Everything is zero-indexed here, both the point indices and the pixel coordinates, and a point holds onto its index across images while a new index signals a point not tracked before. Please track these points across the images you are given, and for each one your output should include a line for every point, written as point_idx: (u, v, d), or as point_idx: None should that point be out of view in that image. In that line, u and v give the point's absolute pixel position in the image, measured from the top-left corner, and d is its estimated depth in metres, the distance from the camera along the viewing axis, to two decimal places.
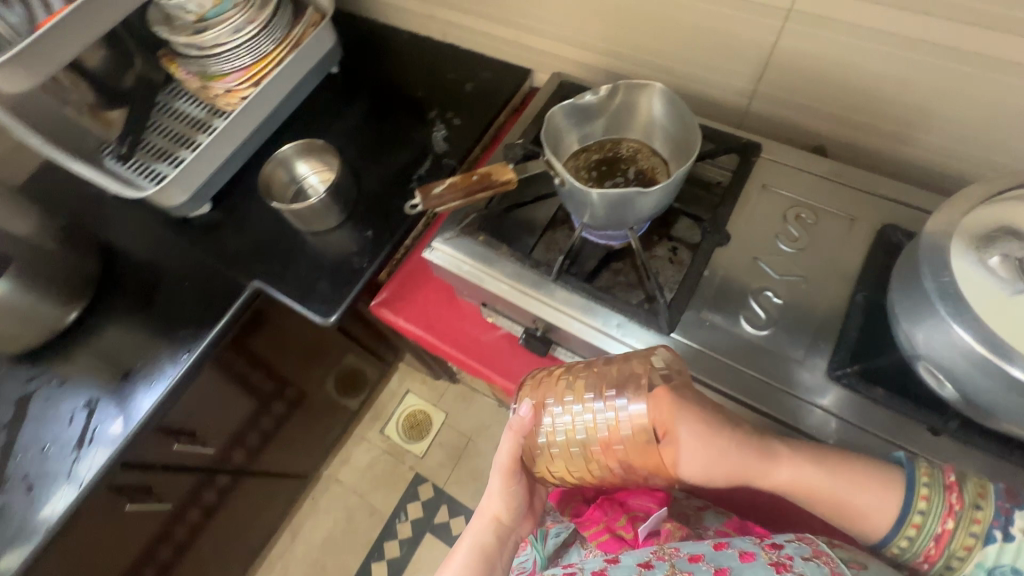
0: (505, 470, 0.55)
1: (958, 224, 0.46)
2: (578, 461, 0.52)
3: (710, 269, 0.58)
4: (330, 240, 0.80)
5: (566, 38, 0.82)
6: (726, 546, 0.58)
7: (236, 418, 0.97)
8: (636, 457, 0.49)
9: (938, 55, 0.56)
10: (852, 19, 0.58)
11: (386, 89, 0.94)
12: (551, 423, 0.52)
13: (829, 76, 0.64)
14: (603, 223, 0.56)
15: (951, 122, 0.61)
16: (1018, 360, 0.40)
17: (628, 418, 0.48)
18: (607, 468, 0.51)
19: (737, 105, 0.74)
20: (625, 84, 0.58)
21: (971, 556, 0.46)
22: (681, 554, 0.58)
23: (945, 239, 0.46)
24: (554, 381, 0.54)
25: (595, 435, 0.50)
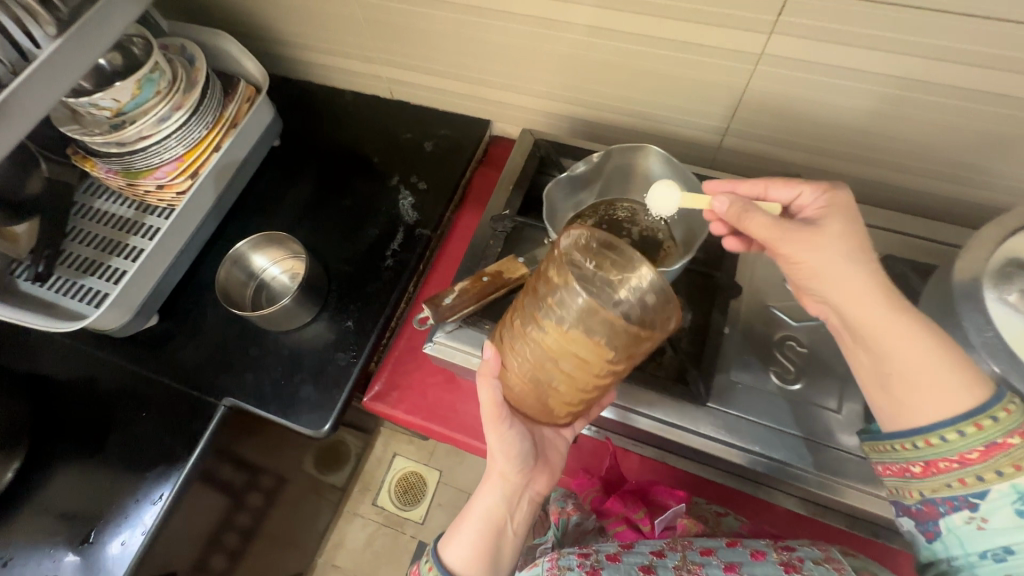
0: (493, 427, 0.53)
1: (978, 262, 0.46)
2: (555, 373, 0.45)
3: (729, 325, 0.58)
4: (306, 336, 0.73)
5: (527, 89, 0.79)
6: (737, 544, 0.55)
7: (207, 526, 0.76)
8: (588, 333, 0.42)
9: (909, 88, 0.57)
10: (827, 61, 0.58)
11: (338, 157, 0.87)
12: (510, 354, 0.47)
13: (801, 111, 0.65)
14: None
15: (920, 145, 0.63)
16: None
17: (564, 306, 0.42)
18: (586, 358, 0.43)
19: (710, 143, 0.74)
20: (617, 148, 0.57)
21: (1014, 477, 0.39)
22: (695, 545, 0.56)
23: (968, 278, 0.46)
24: (508, 321, 0.48)
25: (554, 336, 0.43)
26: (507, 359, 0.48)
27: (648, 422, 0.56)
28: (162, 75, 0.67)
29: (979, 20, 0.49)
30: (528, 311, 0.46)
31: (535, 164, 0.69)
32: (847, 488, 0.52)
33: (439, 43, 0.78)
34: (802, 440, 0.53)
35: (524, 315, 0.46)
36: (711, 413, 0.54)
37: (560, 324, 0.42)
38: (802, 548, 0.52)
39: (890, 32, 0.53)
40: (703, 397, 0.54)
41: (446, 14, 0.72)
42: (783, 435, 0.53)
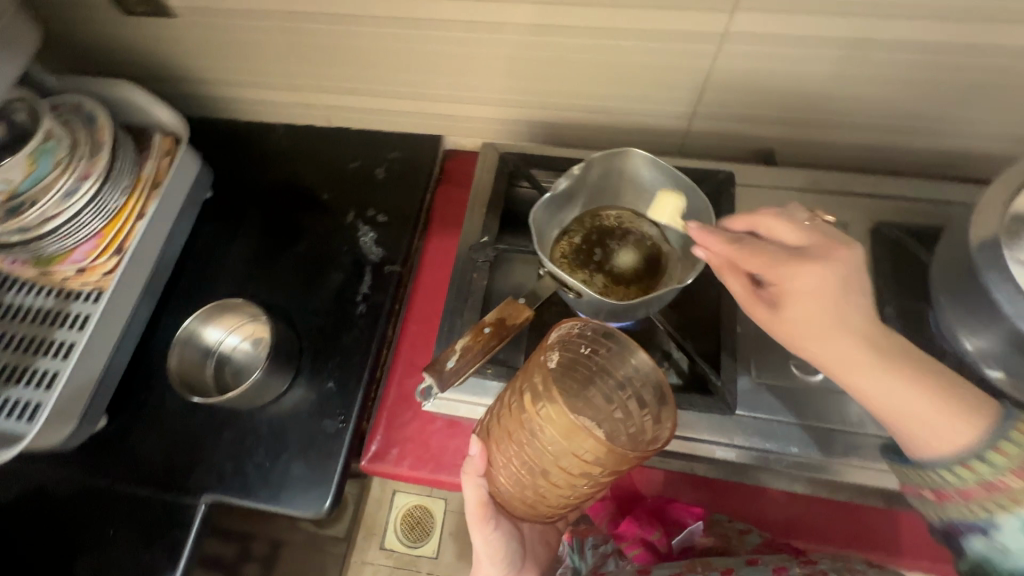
0: (476, 528, 0.49)
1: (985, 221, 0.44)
2: (540, 477, 0.44)
3: (740, 324, 0.56)
4: (285, 407, 0.65)
5: (479, 98, 0.74)
6: (758, 560, 0.48)
7: None
8: (567, 451, 0.40)
9: (875, 51, 0.56)
10: (796, 32, 0.56)
11: (283, 199, 0.79)
12: (497, 450, 0.46)
13: (770, 87, 0.62)
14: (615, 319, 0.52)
15: (889, 105, 0.62)
16: None
17: (547, 418, 0.40)
18: (575, 469, 0.41)
19: (678, 129, 0.71)
20: (597, 158, 0.52)
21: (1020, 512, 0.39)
22: (715, 565, 0.48)
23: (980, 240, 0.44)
24: (496, 413, 0.46)
25: (539, 444, 0.42)
26: (497, 456, 0.46)
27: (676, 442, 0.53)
28: (59, 144, 0.60)
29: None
30: (514, 416, 0.43)
31: (504, 181, 0.64)
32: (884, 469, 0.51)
33: (377, 61, 0.71)
34: (832, 431, 0.52)
35: (511, 418, 0.44)
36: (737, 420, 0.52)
37: (544, 435, 0.41)
38: (827, 561, 0.46)
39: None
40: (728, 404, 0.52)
41: (383, 29, 0.66)
42: (812, 430, 0.52)
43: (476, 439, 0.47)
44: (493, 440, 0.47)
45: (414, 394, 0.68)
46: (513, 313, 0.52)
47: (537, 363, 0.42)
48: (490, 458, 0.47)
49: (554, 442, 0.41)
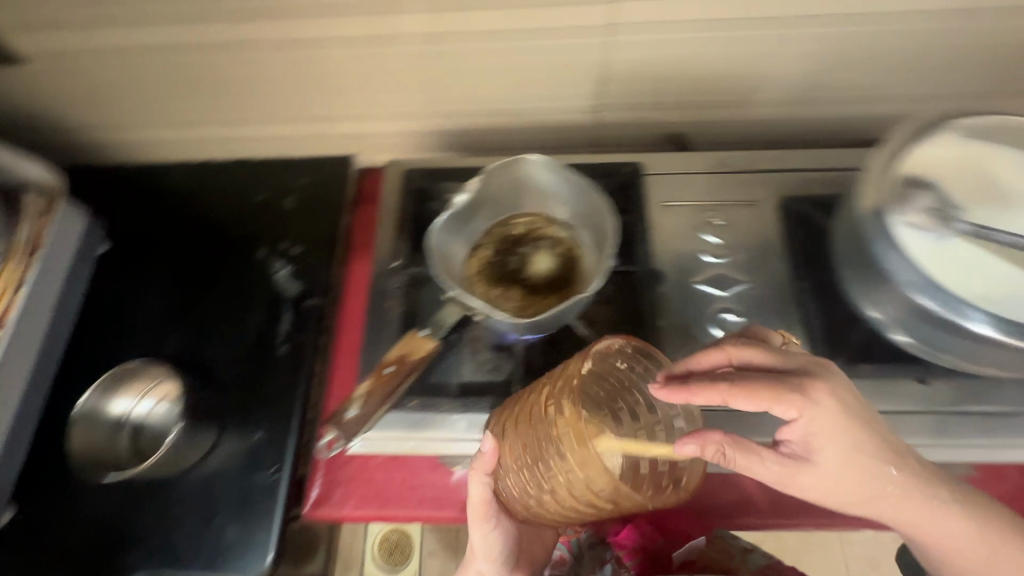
0: (476, 524, 0.48)
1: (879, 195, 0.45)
2: (546, 493, 0.43)
3: (664, 316, 0.53)
4: (211, 466, 0.61)
5: (381, 113, 0.71)
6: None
7: None
8: (587, 484, 0.40)
9: (760, 27, 0.56)
10: (684, 16, 0.56)
11: (187, 242, 0.74)
12: (509, 459, 0.45)
13: (667, 73, 0.62)
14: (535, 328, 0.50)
15: (784, 79, 0.62)
16: (970, 312, 0.42)
17: (574, 447, 0.40)
18: (586, 497, 0.41)
19: (587, 123, 0.70)
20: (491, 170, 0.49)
21: None
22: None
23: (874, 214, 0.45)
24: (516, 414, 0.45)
25: (556, 465, 0.41)
26: (510, 460, 0.45)
27: None
28: None
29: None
30: (538, 426, 0.42)
31: (412, 199, 0.61)
32: None
33: (266, 86, 0.67)
34: None
35: (533, 430, 0.42)
36: None
37: (564, 458, 0.41)
38: None
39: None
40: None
41: (269, 52, 0.62)
42: None
43: (490, 436, 0.45)
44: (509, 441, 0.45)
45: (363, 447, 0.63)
46: (412, 349, 0.53)
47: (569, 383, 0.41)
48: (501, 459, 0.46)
49: (573, 469, 0.40)
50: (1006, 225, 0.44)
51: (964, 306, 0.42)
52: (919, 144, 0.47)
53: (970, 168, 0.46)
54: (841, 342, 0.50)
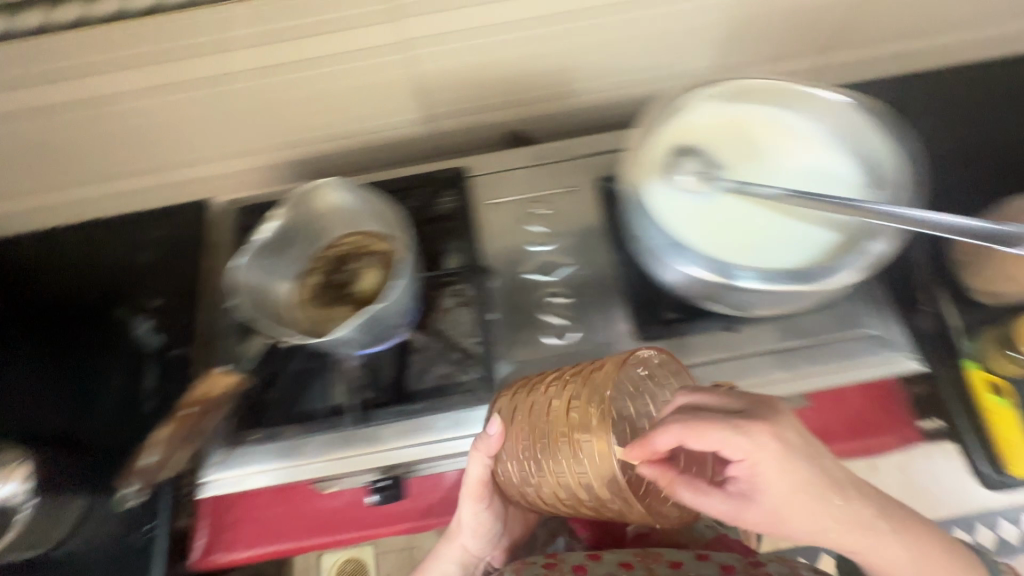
0: (471, 499, 0.55)
1: (642, 170, 0.49)
2: (543, 481, 0.45)
3: (496, 309, 0.56)
4: (83, 537, 0.59)
5: (221, 152, 0.71)
6: (709, 557, 0.54)
7: None
8: (592, 484, 0.42)
9: (546, 25, 0.60)
10: (476, 23, 0.59)
11: (38, 311, 0.71)
12: (514, 455, 0.46)
13: (479, 78, 0.65)
14: (370, 338, 0.51)
15: (591, 68, 0.66)
16: (735, 272, 0.43)
17: (593, 450, 0.41)
18: (589, 497, 0.43)
19: (424, 135, 0.72)
20: (289, 200, 0.50)
21: None
22: (665, 556, 0.55)
23: (641, 186, 0.49)
24: (529, 407, 0.46)
25: (568, 467, 0.43)
26: (512, 450, 0.47)
27: (461, 441, 0.52)
28: None
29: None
30: (553, 422, 0.43)
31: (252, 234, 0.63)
32: None
33: (96, 140, 0.67)
34: None
35: (546, 430, 0.43)
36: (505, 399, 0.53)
37: (577, 461, 0.42)
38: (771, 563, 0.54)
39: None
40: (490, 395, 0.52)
41: (86, 109, 0.62)
42: None
43: (496, 422, 0.47)
44: (515, 427, 0.47)
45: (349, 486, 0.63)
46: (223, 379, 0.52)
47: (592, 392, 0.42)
48: (504, 443, 0.48)
49: (583, 470, 0.42)
50: (763, 178, 0.49)
51: (733, 257, 0.46)
52: (681, 115, 0.51)
53: (728, 130, 0.51)
54: (657, 305, 0.54)
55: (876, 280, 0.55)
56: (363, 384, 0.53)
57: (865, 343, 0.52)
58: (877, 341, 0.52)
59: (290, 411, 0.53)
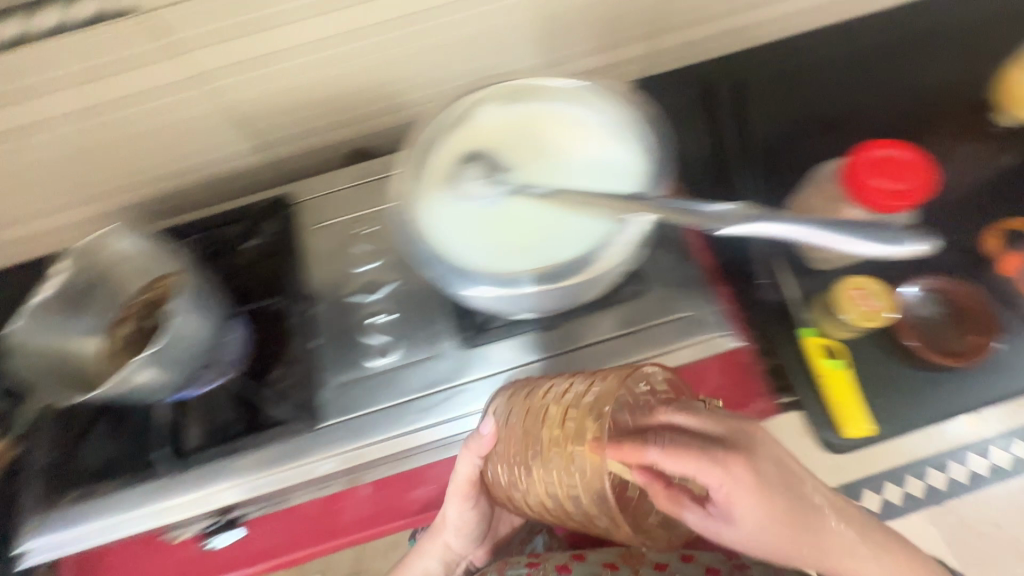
0: (455, 500, 0.59)
1: (426, 185, 0.49)
2: (528, 487, 0.46)
3: (318, 337, 0.55)
4: None
5: (43, 207, 0.68)
6: (692, 558, 0.61)
7: None
8: (578, 498, 0.42)
9: (348, 43, 0.58)
10: (270, 50, 0.56)
11: None
12: (507, 458, 0.47)
13: (295, 102, 0.63)
14: (180, 379, 0.50)
15: (409, 79, 0.65)
16: (515, 279, 0.44)
17: (586, 459, 0.40)
18: (572, 506, 0.43)
19: (258, 162, 0.70)
20: (71, 256, 0.49)
21: None
22: (649, 558, 0.60)
23: (426, 202, 0.49)
24: (528, 413, 0.46)
25: (555, 475, 0.42)
26: (504, 453, 0.48)
27: (290, 474, 0.52)
28: None
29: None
30: (548, 428, 0.44)
31: None
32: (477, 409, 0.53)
33: None
34: (421, 401, 0.52)
35: (541, 434, 0.44)
36: (328, 426, 0.52)
37: (569, 471, 0.41)
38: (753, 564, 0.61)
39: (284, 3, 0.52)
40: (314, 423, 0.52)
41: None
42: (403, 406, 0.53)
43: (491, 423, 0.48)
44: (510, 432, 0.47)
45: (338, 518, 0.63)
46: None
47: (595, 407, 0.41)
48: (496, 445, 0.48)
49: (573, 485, 0.42)
50: (549, 177, 0.49)
51: (512, 261, 0.46)
52: (469, 123, 0.51)
53: (517, 132, 0.51)
54: (474, 313, 0.54)
55: (692, 262, 0.56)
56: (193, 425, 0.52)
57: (679, 326, 0.53)
58: (690, 323, 0.53)
59: (115, 466, 0.52)
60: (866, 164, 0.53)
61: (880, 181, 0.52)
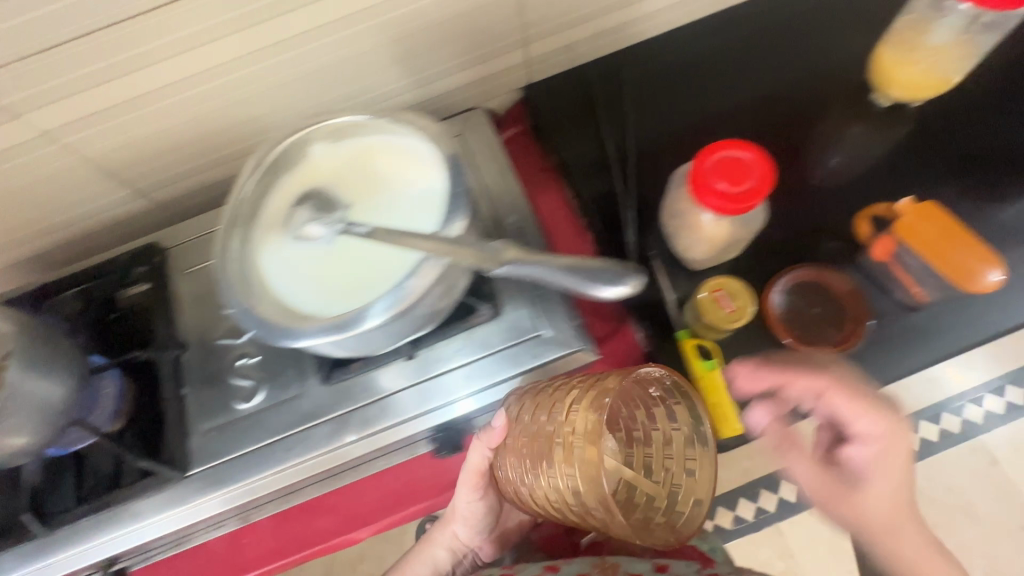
0: (461, 493, 0.62)
1: (259, 234, 0.49)
2: (538, 481, 0.46)
3: (187, 385, 0.56)
4: None
5: None
6: (666, 568, 0.60)
7: None
8: (576, 491, 0.42)
9: (195, 86, 0.59)
10: (119, 99, 0.57)
11: None
12: (518, 449, 0.49)
13: (160, 147, 0.64)
14: (30, 446, 0.49)
15: (272, 112, 0.65)
16: (325, 325, 0.41)
17: (579, 451, 0.41)
18: (571, 504, 0.43)
19: (142, 207, 0.71)
20: None
21: None
22: (624, 568, 0.60)
23: (260, 251, 0.49)
24: (539, 405, 0.48)
25: (554, 467, 0.43)
26: (513, 446, 0.50)
27: (170, 520, 0.53)
28: None
29: (157, 11, 0.50)
30: (552, 422, 0.44)
31: None
32: (347, 442, 0.54)
33: None
34: (286, 440, 0.53)
35: (545, 429, 0.45)
36: (200, 472, 0.53)
37: (564, 463, 0.42)
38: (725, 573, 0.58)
39: (118, 54, 0.53)
40: (184, 470, 0.53)
41: None
42: (273, 446, 0.53)
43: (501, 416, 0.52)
44: (520, 430, 0.49)
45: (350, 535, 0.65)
46: None
47: (590, 401, 0.42)
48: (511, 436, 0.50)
49: (570, 476, 0.42)
50: (380, 216, 0.49)
51: (340, 302, 0.46)
52: (305, 162, 0.51)
53: (353, 169, 0.51)
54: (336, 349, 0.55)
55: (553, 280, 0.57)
56: (68, 479, 0.53)
57: (538, 346, 0.55)
58: (541, 342, 0.55)
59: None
60: (709, 169, 0.52)
61: (722, 184, 0.51)
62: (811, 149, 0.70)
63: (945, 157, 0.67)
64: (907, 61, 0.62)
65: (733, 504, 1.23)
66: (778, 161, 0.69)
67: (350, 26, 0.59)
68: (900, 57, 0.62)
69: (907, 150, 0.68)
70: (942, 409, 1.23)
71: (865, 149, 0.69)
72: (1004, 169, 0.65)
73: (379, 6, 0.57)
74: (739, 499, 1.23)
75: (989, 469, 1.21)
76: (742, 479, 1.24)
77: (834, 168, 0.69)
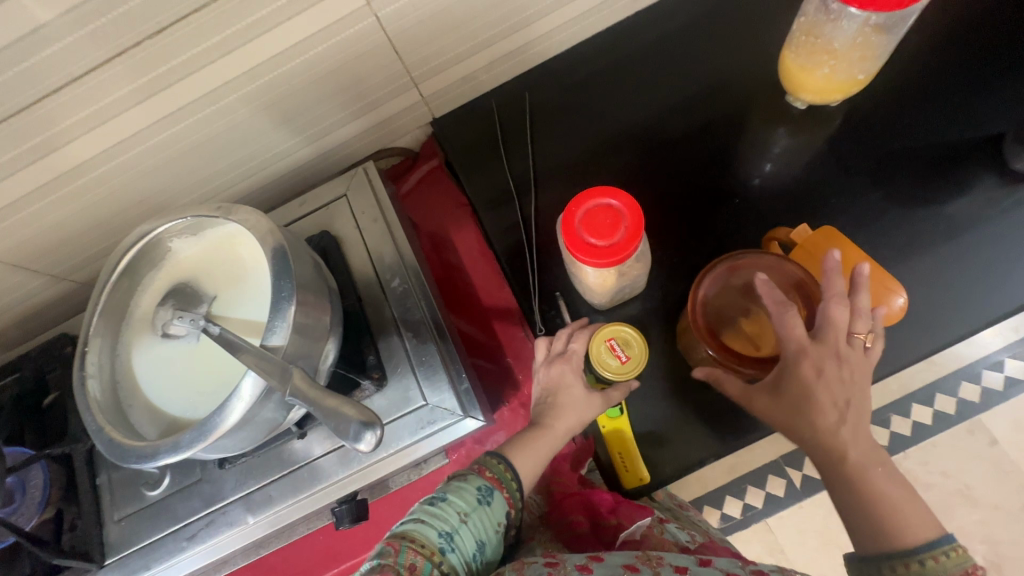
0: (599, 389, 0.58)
1: (129, 339, 0.50)
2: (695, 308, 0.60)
3: (102, 472, 0.59)
4: None
5: None
6: (710, 563, 0.51)
7: None
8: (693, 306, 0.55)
9: (80, 178, 0.59)
10: (4, 200, 0.57)
11: None
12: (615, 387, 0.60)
13: (62, 234, 0.65)
14: None
15: (166, 186, 0.65)
16: (166, 448, 0.41)
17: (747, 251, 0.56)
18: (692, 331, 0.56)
19: (61, 287, 0.72)
20: None
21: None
22: (668, 560, 0.50)
23: (132, 354, 0.49)
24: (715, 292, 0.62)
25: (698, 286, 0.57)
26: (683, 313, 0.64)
27: None
28: None
29: (13, 117, 0.50)
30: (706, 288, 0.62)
31: None
32: (250, 525, 0.54)
33: None
34: (190, 527, 0.55)
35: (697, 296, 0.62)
36: (119, 560, 0.56)
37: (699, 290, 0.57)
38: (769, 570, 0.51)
39: None
40: (101, 560, 0.56)
41: None
42: (183, 529, 0.55)
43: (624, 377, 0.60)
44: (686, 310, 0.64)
45: (332, 554, 0.64)
46: None
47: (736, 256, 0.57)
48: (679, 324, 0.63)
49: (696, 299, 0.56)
50: (235, 305, 0.48)
51: (198, 405, 0.46)
52: (171, 255, 0.51)
53: (214, 257, 0.50)
54: None
55: (440, 341, 0.55)
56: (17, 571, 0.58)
57: (420, 416, 0.53)
58: (428, 412, 0.53)
59: None
60: (584, 218, 0.51)
61: (592, 239, 0.50)
62: (744, 160, 0.66)
63: (874, 157, 0.63)
64: (813, 66, 0.58)
65: (719, 501, 1.18)
66: (705, 174, 0.66)
67: (218, 98, 0.57)
68: (805, 63, 0.58)
69: (840, 152, 0.64)
70: (939, 389, 1.16)
71: (799, 153, 0.65)
72: (933, 168, 0.61)
73: (241, 75, 0.56)
74: (724, 497, 1.18)
75: (992, 448, 1.14)
76: (728, 475, 1.18)
77: (767, 175, 0.65)
